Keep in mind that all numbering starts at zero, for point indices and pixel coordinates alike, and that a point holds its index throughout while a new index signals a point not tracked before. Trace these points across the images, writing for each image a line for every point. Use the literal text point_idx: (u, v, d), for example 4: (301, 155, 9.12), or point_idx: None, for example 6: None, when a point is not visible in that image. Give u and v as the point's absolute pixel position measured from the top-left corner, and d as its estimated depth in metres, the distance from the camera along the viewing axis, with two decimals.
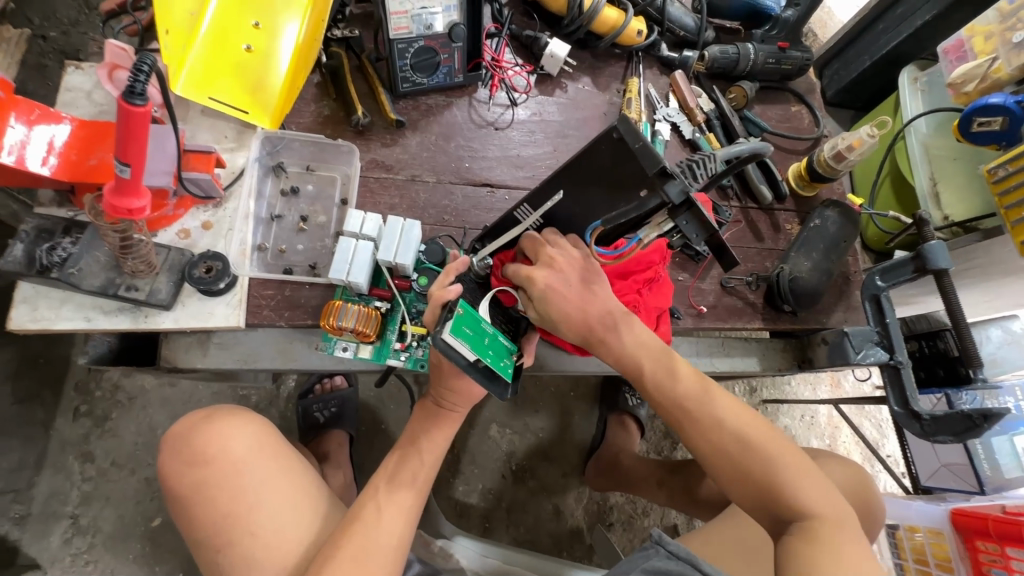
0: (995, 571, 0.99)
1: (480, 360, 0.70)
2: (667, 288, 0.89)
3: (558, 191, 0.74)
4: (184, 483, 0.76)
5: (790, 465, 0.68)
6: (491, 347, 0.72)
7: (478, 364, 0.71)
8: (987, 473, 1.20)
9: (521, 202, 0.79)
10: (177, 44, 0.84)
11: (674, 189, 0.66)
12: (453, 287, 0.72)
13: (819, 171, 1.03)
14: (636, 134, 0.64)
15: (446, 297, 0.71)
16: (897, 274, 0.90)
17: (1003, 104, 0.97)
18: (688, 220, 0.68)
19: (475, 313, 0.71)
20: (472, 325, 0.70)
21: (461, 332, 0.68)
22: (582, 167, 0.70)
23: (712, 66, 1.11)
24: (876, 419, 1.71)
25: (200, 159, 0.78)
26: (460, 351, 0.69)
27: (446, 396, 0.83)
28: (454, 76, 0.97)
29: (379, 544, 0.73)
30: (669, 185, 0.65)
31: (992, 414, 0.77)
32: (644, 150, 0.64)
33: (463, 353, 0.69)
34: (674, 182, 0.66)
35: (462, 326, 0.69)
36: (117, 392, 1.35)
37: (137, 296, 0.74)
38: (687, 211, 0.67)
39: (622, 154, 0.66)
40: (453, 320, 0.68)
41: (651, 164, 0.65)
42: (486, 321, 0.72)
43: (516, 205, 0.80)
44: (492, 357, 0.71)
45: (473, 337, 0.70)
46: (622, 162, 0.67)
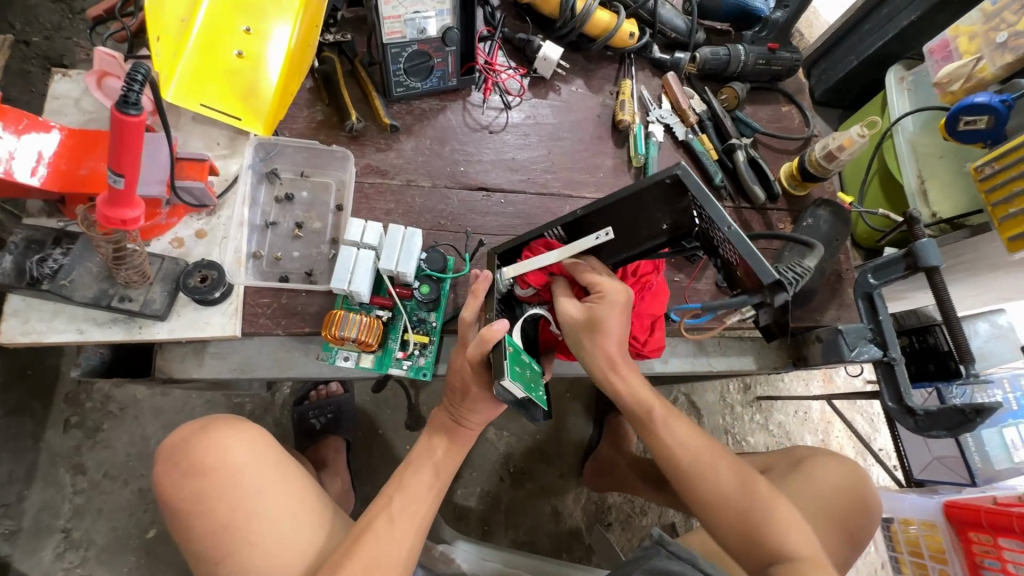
0: (988, 562, 1.01)
1: (528, 397, 0.72)
2: (663, 295, 0.87)
3: (607, 227, 0.78)
4: (181, 495, 0.75)
5: (778, 508, 0.67)
6: (532, 380, 0.74)
7: (523, 399, 0.72)
8: (979, 465, 1.22)
9: (556, 226, 0.79)
10: (168, 51, 0.83)
11: (781, 297, 0.70)
12: (500, 325, 0.72)
13: (810, 170, 1.05)
14: (726, 220, 0.68)
15: (496, 334, 0.71)
16: (890, 271, 0.90)
17: (988, 104, 0.99)
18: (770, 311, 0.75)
19: (518, 350, 0.73)
20: (519, 362, 0.72)
21: (515, 373, 0.68)
22: (625, 203, 0.75)
23: (703, 67, 1.12)
24: (868, 413, 1.73)
25: (194, 167, 0.78)
26: (513, 392, 0.69)
27: (466, 415, 0.83)
28: (448, 80, 0.97)
29: (386, 554, 0.73)
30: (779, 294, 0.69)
31: (985, 409, 0.79)
32: (733, 235, 0.68)
33: (516, 394, 0.70)
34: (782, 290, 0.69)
35: (514, 365, 0.69)
36: (109, 403, 1.33)
37: (131, 307, 0.73)
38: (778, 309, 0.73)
39: (676, 196, 0.73)
40: (510, 362, 0.68)
41: (767, 275, 0.68)
42: (523, 354, 0.75)
43: (549, 226, 0.80)
44: (535, 390, 0.74)
45: (520, 374, 0.71)
46: (673, 200, 0.74)
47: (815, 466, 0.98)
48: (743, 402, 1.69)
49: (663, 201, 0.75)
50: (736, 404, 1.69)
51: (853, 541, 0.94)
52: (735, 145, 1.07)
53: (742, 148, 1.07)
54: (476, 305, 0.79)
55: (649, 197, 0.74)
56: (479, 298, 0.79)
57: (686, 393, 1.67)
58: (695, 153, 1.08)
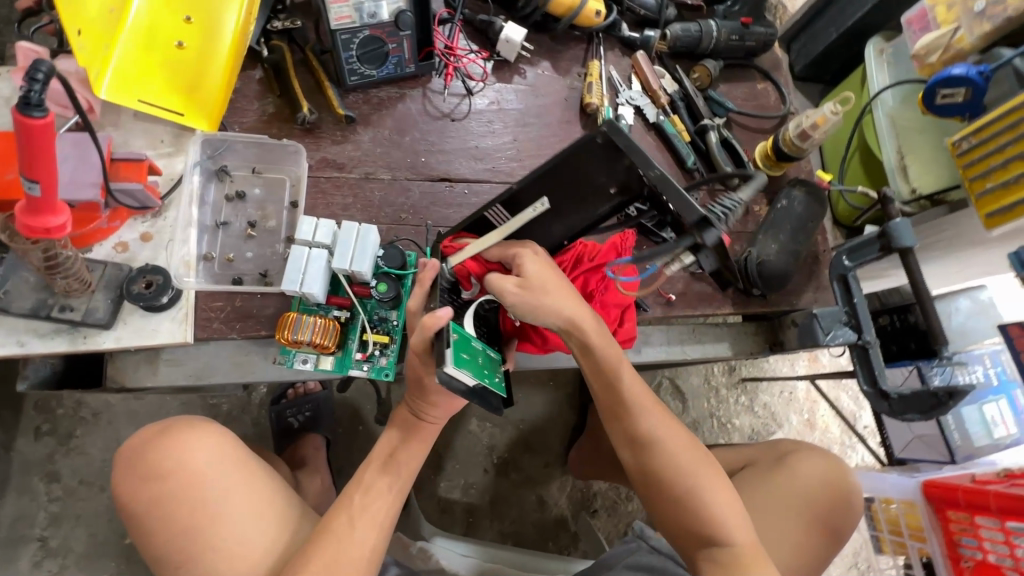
0: (965, 539, 1.02)
1: (479, 384, 0.71)
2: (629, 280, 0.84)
3: (542, 199, 0.71)
4: (140, 499, 0.74)
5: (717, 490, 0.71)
6: (484, 368, 0.73)
7: (476, 388, 0.71)
8: (958, 442, 1.22)
9: (495, 204, 0.73)
10: (97, 44, 0.79)
11: (710, 235, 0.63)
12: (442, 312, 0.69)
13: (784, 150, 1.03)
14: (648, 163, 0.63)
15: (437, 323, 0.68)
16: (864, 253, 0.89)
17: (966, 75, 0.96)
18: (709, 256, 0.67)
19: (466, 337, 0.71)
20: (467, 350, 0.70)
21: (461, 360, 0.68)
22: (561, 170, 0.68)
23: (674, 45, 1.08)
24: (852, 391, 1.73)
25: (131, 167, 0.75)
26: (463, 379, 0.68)
27: (425, 410, 0.81)
28: (405, 66, 0.93)
29: (351, 557, 0.71)
30: (705, 231, 0.62)
31: (957, 391, 0.78)
32: (660, 178, 0.63)
33: (464, 381, 0.69)
34: (711, 228, 0.62)
35: (459, 353, 0.68)
36: (81, 409, 1.31)
37: (72, 317, 0.70)
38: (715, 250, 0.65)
39: (611, 156, 0.66)
40: (454, 350, 0.67)
41: (689, 213, 0.63)
42: (474, 341, 0.74)
43: (488, 206, 0.74)
44: (487, 378, 0.72)
45: (470, 362, 0.70)
46: (612, 162, 0.67)
47: (800, 461, 0.97)
48: (728, 384, 1.68)
49: (603, 163, 0.67)
50: (721, 386, 1.68)
51: (835, 534, 0.93)
52: (708, 125, 1.04)
53: (714, 130, 1.04)
54: (423, 296, 0.77)
55: (588, 160, 0.67)
56: (427, 288, 0.77)
57: (670, 377, 1.66)
58: (666, 136, 1.05)
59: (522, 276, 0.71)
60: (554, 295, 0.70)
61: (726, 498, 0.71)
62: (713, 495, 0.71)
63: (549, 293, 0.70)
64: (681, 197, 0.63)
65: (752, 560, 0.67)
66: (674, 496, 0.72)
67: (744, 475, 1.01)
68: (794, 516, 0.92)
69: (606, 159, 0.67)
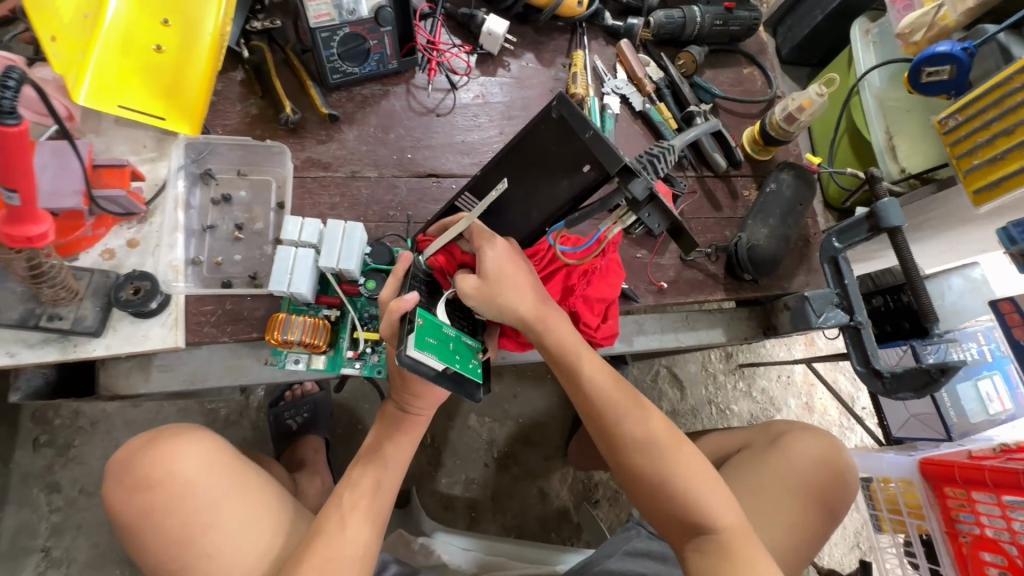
0: (963, 515, 1.02)
1: (449, 368, 0.69)
2: (612, 275, 0.85)
3: (502, 179, 0.70)
4: (131, 510, 0.74)
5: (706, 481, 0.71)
6: (456, 352, 0.70)
7: (447, 372, 0.69)
8: (954, 420, 1.22)
9: (463, 191, 0.75)
10: (71, 50, 0.78)
11: (638, 186, 0.62)
12: (409, 297, 0.69)
13: (772, 133, 1.02)
14: (584, 125, 0.63)
15: (404, 307, 0.68)
16: (853, 234, 0.89)
17: (950, 52, 0.95)
18: (650, 212, 0.63)
19: (435, 321, 0.69)
20: (435, 334, 0.68)
21: (426, 344, 0.65)
22: (521, 149, 0.68)
23: (658, 32, 1.07)
24: (849, 373, 1.73)
25: (113, 173, 0.74)
26: (429, 363, 0.66)
27: (408, 402, 0.81)
28: (388, 63, 0.92)
29: (344, 555, 0.71)
30: (632, 179, 0.62)
31: (948, 368, 0.78)
32: (595, 139, 0.63)
33: (432, 365, 0.66)
34: (637, 178, 0.62)
35: (423, 337, 0.66)
36: (79, 419, 1.30)
37: (62, 325, 0.70)
38: (649, 205, 0.63)
39: (567, 135, 0.65)
40: (415, 333, 0.65)
41: (612, 161, 0.62)
42: (447, 326, 0.71)
43: (457, 194, 0.76)
44: (459, 362, 0.70)
45: (438, 346, 0.68)
46: (569, 140, 0.66)
47: (792, 443, 0.97)
48: (725, 370, 1.69)
49: (560, 141, 0.66)
50: (719, 373, 1.69)
51: (832, 511, 0.94)
52: (694, 112, 1.03)
53: (701, 117, 1.03)
54: (396, 288, 0.75)
55: (544, 140, 0.67)
56: (400, 279, 0.76)
57: (667, 365, 1.66)
58: (652, 124, 1.05)
59: (482, 273, 0.71)
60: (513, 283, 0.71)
61: (699, 472, 0.70)
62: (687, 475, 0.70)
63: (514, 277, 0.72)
64: (609, 151, 0.62)
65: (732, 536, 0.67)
66: (652, 480, 0.70)
67: (739, 457, 1.01)
68: (785, 497, 0.92)
69: (562, 136, 0.65)
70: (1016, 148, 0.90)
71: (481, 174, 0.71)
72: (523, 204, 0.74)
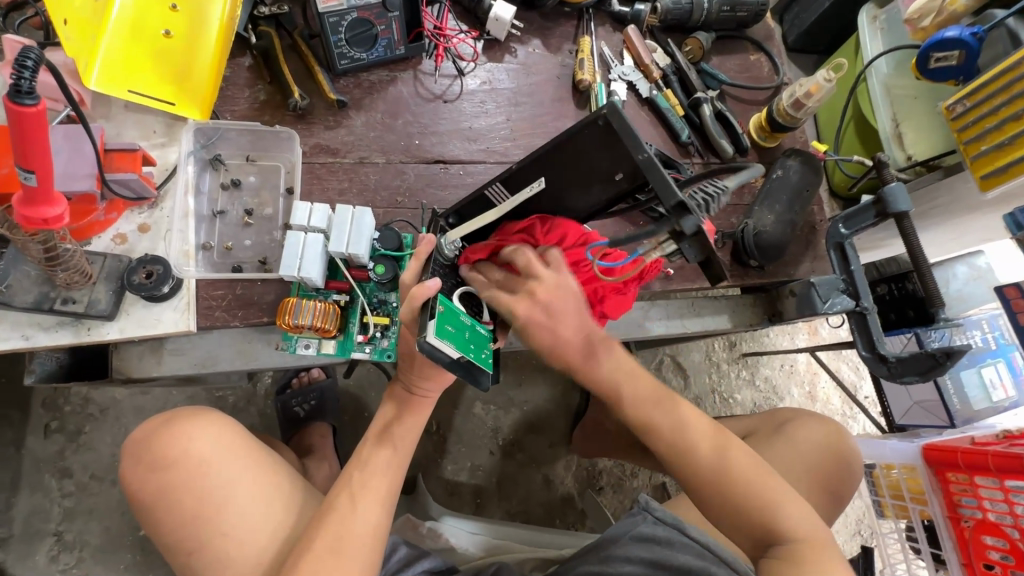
0: (966, 500, 1.04)
1: (464, 356, 0.69)
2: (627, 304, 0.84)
3: (539, 177, 0.72)
4: (148, 489, 0.75)
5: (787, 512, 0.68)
6: (472, 341, 0.70)
7: (461, 360, 0.69)
8: (957, 407, 1.24)
9: (495, 180, 0.73)
10: (83, 34, 0.78)
11: (688, 221, 0.61)
12: (431, 283, 0.69)
13: (779, 120, 1.02)
14: (637, 145, 0.62)
15: (425, 294, 0.68)
16: (860, 220, 0.90)
17: (959, 38, 0.95)
18: (691, 245, 0.63)
19: (454, 309, 0.69)
20: (453, 322, 0.68)
21: (445, 332, 0.65)
22: (563, 150, 0.67)
23: (666, 18, 1.06)
24: (853, 362, 1.74)
25: (124, 157, 0.75)
26: (445, 351, 0.66)
27: (416, 384, 0.82)
28: (395, 49, 0.92)
29: (355, 533, 0.73)
30: (685, 217, 0.61)
31: (955, 352, 0.79)
32: (647, 161, 0.63)
33: (448, 353, 0.67)
34: (689, 214, 0.61)
35: (444, 324, 0.66)
36: (88, 406, 1.32)
37: (76, 308, 0.71)
38: (693, 238, 0.63)
39: (612, 144, 0.65)
40: (437, 320, 0.65)
41: (666, 195, 0.62)
42: (463, 314, 0.71)
43: (488, 183, 0.74)
44: (474, 351, 0.70)
45: (455, 334, 0.68)
46: (613, 146, 0.66)
47: (797, 429, 0.98)
48: (729, 359, 1.70)
49: (603, 149, 0.66)
50: (722, 361, 1.70)
51: (836, 496, 0.95)
52: (701, 99, 1.03)
53: (708, 103, 1.03)
54: (417, 270, 0.76)
55: (586, 144, 0.66)
56: (423, 261, 0.76)
57: (671, 354, 1.67)
58: (659, 111, 1.04)
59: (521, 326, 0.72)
60: (563, 323, 0.72)
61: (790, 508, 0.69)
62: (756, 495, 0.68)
63: (571, 319, 0.72)
64: (662, 179, 0.62)
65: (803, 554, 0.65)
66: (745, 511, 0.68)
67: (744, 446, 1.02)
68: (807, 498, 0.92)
69: (607, 145, 0.66)
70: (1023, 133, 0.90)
71: (518, 169, 0.71)
72: (556, 196, 0.77)
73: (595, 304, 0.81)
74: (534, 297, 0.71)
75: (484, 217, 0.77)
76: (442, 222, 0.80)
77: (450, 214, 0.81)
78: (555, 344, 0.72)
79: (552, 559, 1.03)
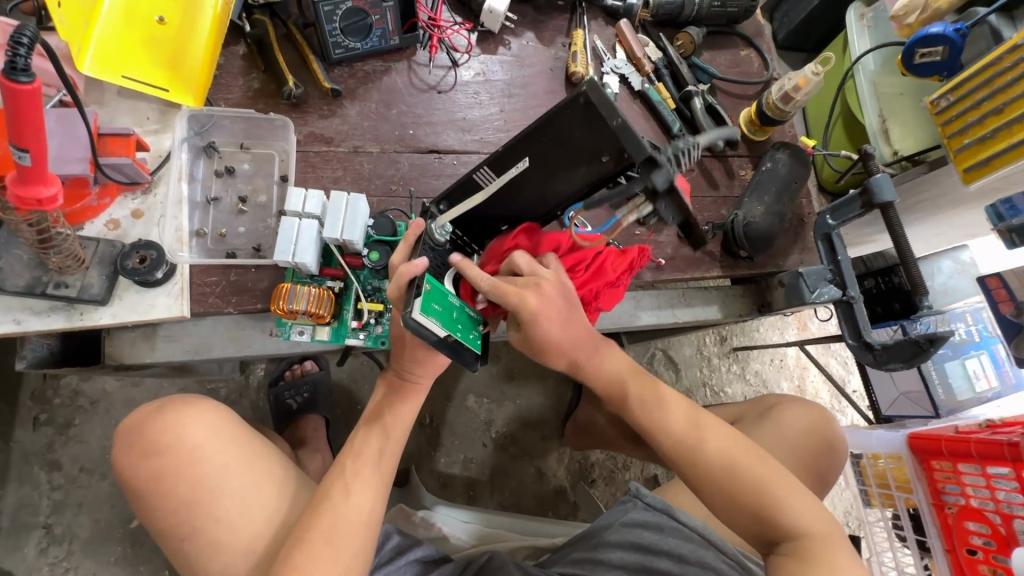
0: (950, 487, 1.06)
1: (451, 336, 0.70)
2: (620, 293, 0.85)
3: (522, 159, 0.70)
4: (140, 475, 0.75)
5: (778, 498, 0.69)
6: (460, 321, 0.72)
7: (448, 339, 0.70)
8: (942, 397, 1.26)
9: (482, 164, 0.73)
10: (76, 19, 0.78)
11: (659, 177, 0.76)
12: (418, 262, 0.70)
13: (769, 113, 1.03)
14: (613, 112, 0.63)
15: (413, 272, 0.69)
16: (847, 211, 0.91)
17: (943, 33, 0.97)
18: (666, 203, 0.85)
19: (441, 289, 0.71)
20: (440, 301, 0.70)
21: (430, 309, 0.67)
22: (544, 130, 0.67)
23: (657, 13, 1.08)
24: (841, 356, 1.76)
25: (118, 142, 0.75)
26: (432, 329, 0.67)
27: (409, 370, 0.82)
28: (389, 39, 0.93)
29: (350, 522, 0.73)
30: (653, 165, 0.67)
31: (938, 338, 0.81)
32: (621, 126, 0.64)
33: (434, 331, 0.68)
34: (666, 167, 0.73)
35: (430, 302, 0.68)
36: (78, 398, 1.31)
37: (68, 293, 0.70)
38: (667, 197, 0.84)
39: (592, 120, 0.65)
40: (422, 298, 0.67)
41: (636, 150, 0.66)
42: (452, 295, 0.73)
43: (476, 167, 0.74)
44: (461, 331, 0.71)
45: (442, 314, 0.70)
46: (593, 125, 0.66)
47: (782, 412, 1.00)
48: (719, 353, 1.72)
49: (585, 126, 0.66)
50: (713, 355, 1.72)
51: (821, 481, 0.96)
52: (692, 92, 1.04)
53: (698, 96, 1.04)
54: (405, 257, 0.76)
55: (567, 125, 0.67)
56: (411, 247, 0.77)
57: (663, 348, 1.69)
58: (651, 104, 1.05)
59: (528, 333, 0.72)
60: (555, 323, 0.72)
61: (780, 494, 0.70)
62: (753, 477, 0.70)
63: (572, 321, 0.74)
64: (633, 139, 0.65)
65: (816, 542, 0.67)
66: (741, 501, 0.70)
67: None
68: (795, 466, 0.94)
69: (586, 122, 0.66)
70: (1003, 127, 0.91)
71: (504, 151, 0.70)
72: (540, 182, 0.75)
73: (590, 301, 0.83)
74: (541, 289, 0.70)
75: (469, 203, 0.76)
76: (433, 208, 0.78)
77: (441, 200, 0.79)
78: (556, 343, 0.73)
79: (544, 547, 1.04)
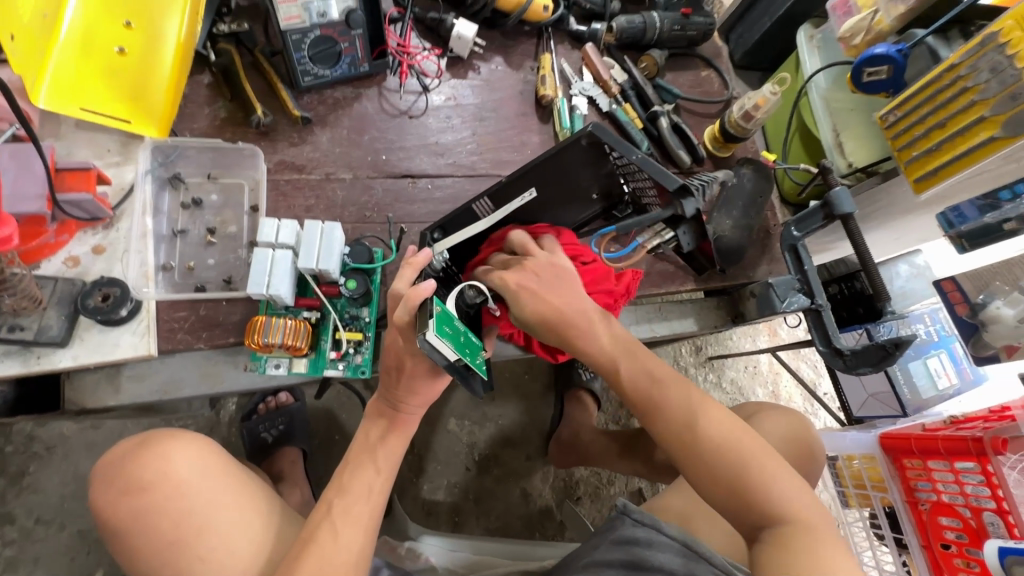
0: (922, 483, 1.09)
1: (461, 359, 0.68)
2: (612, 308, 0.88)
3: (529, 190, 0.81)
4: (119, 515, 0.71)
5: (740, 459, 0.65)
6: (467, 345, 0.70)
7: (457, 363, 0.69)
8: (908, 396, 1.31)
9: (484, 196, 0.82)
10: (30, 49, 0.75)
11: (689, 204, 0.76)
12: (427, 285, 0.68)
13: (731, 132, 1.07)
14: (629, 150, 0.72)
15: (422, 295, 0.68)
16: (810, 222, 0.95)
17: (887, 54, 1.04)
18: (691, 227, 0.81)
19: (450, 311, 0.69)
20: (450, 324, 0.68)
21: (444, 332, 0.65)
22: (549, 164, 0.77)
23: (621, 36, 1.11)
24: (811, 360, 1.82)
25: (77, 177, 0.72)
26: (445, 351, 0.66)
27: (405, 399, 0.80)
28: (359, 66, 0.93)
29: (338, 562, 0.70)
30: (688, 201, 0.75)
31: (903, 341, 0.84)
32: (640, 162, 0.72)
33: (446, 353, 0.66)
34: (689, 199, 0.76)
35: (443, 325, 0.66)
36: (32, 444, 1.23)
37: (24, 336, 0.67)
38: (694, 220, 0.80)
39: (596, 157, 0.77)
40: (437, 320, 0.64)
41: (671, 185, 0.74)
42: (457, 319, 0.71)
43: (476, 198, 0.82)
44: (470, 355, 0.70)
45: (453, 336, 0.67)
46: (594, 161, 0.78)
47: (765, 419, 1.02)
48: (696, 363, 1.75)
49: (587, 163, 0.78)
50: (690, 366, 1.75)
51: None
52: (658, 112, 1.07)
53: (664, 116, 1.08)
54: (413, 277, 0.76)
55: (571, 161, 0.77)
56: (419, 270, 0.76)
57: None
58: (620, 124, 1.08)
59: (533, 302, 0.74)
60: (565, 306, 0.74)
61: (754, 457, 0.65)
62: (748, 456, 0.65)
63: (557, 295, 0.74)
64: (666, 176, 0.73)
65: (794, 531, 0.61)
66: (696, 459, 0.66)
67: None
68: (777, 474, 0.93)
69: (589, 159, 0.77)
70: (947, 140, 0.97)
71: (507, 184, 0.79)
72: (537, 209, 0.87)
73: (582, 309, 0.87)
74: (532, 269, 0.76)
75: (468, 230, 0.85)
76: (430, 235, 0.84)
77: (434, 227, 0.85)
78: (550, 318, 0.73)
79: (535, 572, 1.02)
